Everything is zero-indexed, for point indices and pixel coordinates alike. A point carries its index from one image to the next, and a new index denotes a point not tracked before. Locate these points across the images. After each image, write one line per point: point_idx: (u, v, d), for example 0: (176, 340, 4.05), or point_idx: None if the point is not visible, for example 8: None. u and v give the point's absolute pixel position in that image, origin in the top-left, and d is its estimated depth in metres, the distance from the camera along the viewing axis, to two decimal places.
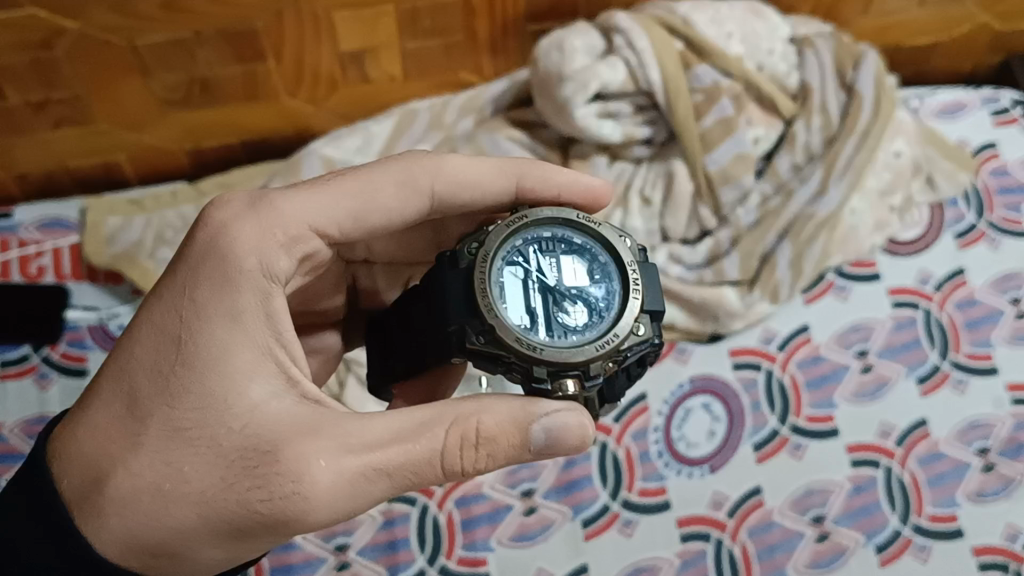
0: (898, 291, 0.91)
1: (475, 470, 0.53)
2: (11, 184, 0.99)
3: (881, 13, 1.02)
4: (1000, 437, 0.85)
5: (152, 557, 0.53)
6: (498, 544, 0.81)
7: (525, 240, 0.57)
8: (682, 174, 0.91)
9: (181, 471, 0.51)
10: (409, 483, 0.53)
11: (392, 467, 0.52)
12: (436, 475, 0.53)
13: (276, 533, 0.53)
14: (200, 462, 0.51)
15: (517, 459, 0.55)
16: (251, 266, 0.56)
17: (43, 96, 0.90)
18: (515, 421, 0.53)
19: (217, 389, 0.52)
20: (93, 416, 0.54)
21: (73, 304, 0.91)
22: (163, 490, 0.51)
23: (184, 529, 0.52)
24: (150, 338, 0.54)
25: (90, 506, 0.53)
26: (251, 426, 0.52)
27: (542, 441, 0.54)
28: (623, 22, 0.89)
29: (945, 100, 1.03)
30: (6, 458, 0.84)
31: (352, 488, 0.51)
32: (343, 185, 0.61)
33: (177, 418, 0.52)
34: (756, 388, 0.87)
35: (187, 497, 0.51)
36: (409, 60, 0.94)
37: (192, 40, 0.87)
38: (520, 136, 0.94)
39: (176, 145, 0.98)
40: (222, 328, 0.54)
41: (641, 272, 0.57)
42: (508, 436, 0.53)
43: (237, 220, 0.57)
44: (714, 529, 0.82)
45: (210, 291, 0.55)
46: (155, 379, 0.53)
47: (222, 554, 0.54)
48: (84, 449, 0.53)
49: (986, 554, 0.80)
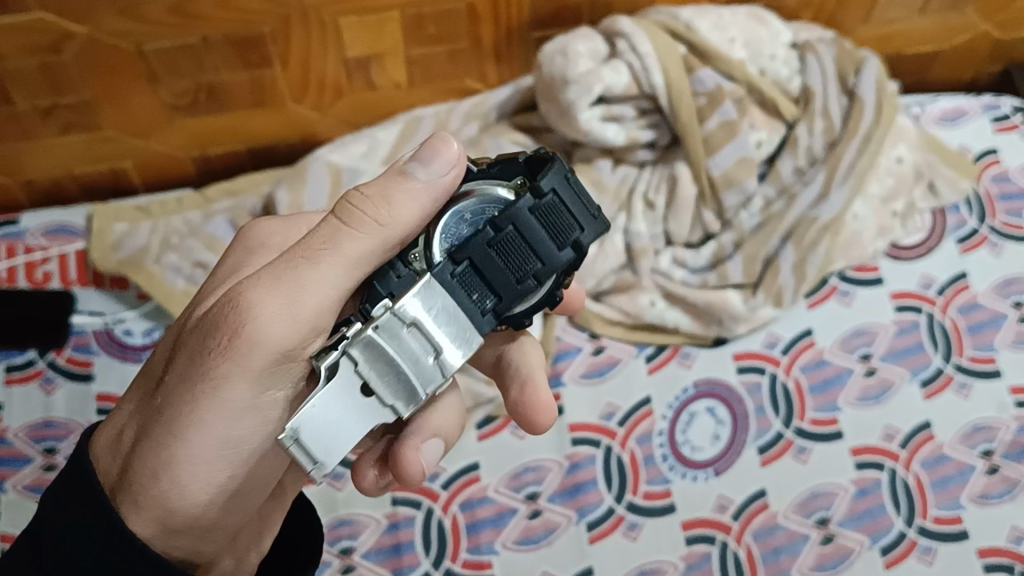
0: (900, 296, 0.92)
1: (376, 220, 0.47)
2: (19, 191, 0.99)
3: (883, 22, 1.03)
4: (1004, 440, 0.85)
5: (154, 478, 0.50)
6: (502, 548, 0.81)
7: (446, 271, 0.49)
8: (685, 177, 0.92)
9: (166, 378, 0.51)
10: (347, 263, 0.48)
11: (304, 245, 0.48)
12: (351, 237, 0.47)
13: (250, 380, 0.49)
14: (180, 356, 0.51)
15: (425, 187, 0.47)
16: (272, 243, 0.62)
17: (51, 102, 0.90)
18: (384, 174, 0.49)
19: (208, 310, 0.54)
20: (128, 396, 0.57)
21: (79, 309, 0.92)
22: (156, 399, 0.52)
23: (170, 414, 0.50)
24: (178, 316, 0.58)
25: (114, 454, 0.53)
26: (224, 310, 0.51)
27: (419, 164, 0.47)
28: (627, 26, 0.90)
29: (946, 107, 1.05)
30: (13, 462, 0.84)
31: (280, 281, 0.48)
32: None
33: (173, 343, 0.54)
34: (760, 392, 0.88)
35: (169, 391, 0.51)
36: (415, 66, 0.95)
37: (199, 46, 0.87)
38: (523, 141, 0.95)
39: (182, 152, 0.99)
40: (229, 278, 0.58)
41: (553, 216, 0.47)
42: (387, 177, 0.48)
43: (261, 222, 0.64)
44: (719, 532, 0.82)
45: (231, 260, 0.61)
46: (170, 336, 0.57)
47: (219, 443, 0.50)
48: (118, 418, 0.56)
49: (991, 555, 0.80)
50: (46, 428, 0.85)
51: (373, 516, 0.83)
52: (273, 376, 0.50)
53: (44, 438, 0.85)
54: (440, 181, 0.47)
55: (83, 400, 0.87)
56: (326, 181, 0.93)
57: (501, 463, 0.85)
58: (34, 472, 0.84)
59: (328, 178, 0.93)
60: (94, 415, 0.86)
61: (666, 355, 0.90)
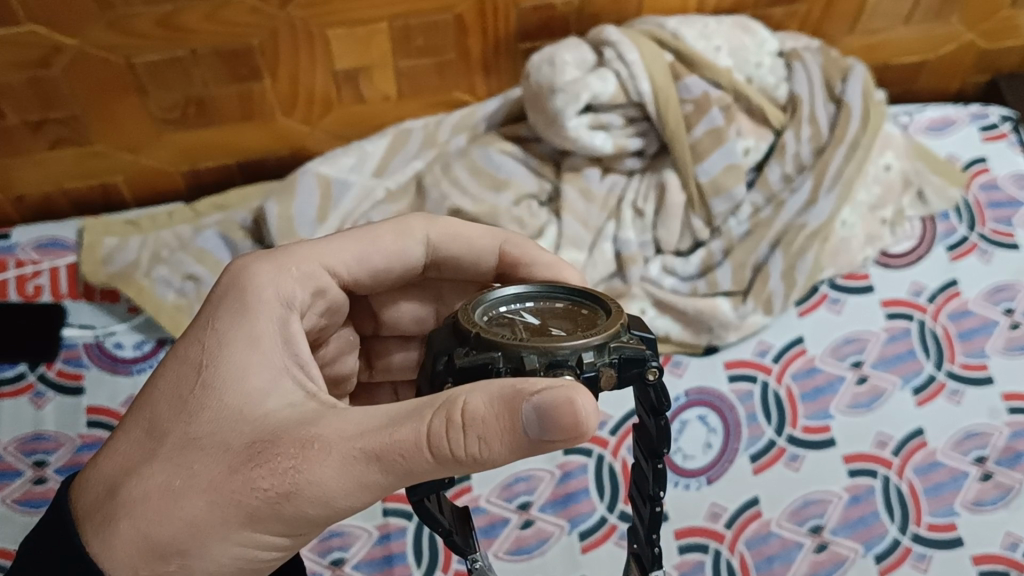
0: (892, 303, 0.92)
1: (468, 458, 0.42)
2: (9, 207, 1.00)
3: (868, 32, 1.04)
4: (997, 447, 0.84)
5: (163, 563, 0.47)
6: (494, 558, 0.80)
7: (512, 308, 0.54)
8: (674, 185, 0.92)
9: (192, 467, 0.47)
10: (405, 471, 0.44)
11: (381, 448, 0.44)
12: (427, 463, 0.43)
13: (287, 524, 0.47)
14: (214, 458, 0.47)
15: (517, 449, 0.42)
16: (268, 294, 0.56)
17: (41, 116, 0.91)
18: (502, 400, 0.42)
19: (233, 403, 0.49)
20: (117, 444, 0.51)
21: (70, 323, 0.92)
22: (173, 487, 0.47)
23: (194, 520, 0.46)
24: (174, 369, 0.52)
25: (102, 515, 0.48)
26: (260, 426, 0.47)
27: (536, 426, 0.41)
28: (613, 35, 0.91)
29: (933, 117, 1.06)
30: (2, 476, 0.83)
31: (348, 473, 0.44)
32: (350, 233, 0.63)
33: (191, 420, 0.49)
34: (752, 400, 0.87)
35: (196, 487, 0.47)
36: (403, 78, 0.96)
37: (188, 59, 0.88)
38: (511, 150, 0.95)
39: (173, 166, 0.99)
40: (241, 351, 0.52)
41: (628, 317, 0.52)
42: (496, 418, 0.42)
43: (255, 263, 0.58)
44: (712, 541, 0.80)
45: (226, 315, 0.54)
46: (174, 392, 0.51)
47: (237, 557, 0.48)
48: (106, 469, 0.50)
49: (987, 563, 0.78)
50: (35, 441, 0.84)
51: (364, 528, 0.82)
52: (302, 526, 0.47)
53: (33, 452, 0.84)
54: (552, 446, 0.42)
55: (73, 414, 0.86)
56: (317, 193, 0.93)
57: (493, 474, 0.85)
58: (24, 485, 0.82)
59: (317, 189, 0.93)
60: (84, 428, 0.85)
61: None
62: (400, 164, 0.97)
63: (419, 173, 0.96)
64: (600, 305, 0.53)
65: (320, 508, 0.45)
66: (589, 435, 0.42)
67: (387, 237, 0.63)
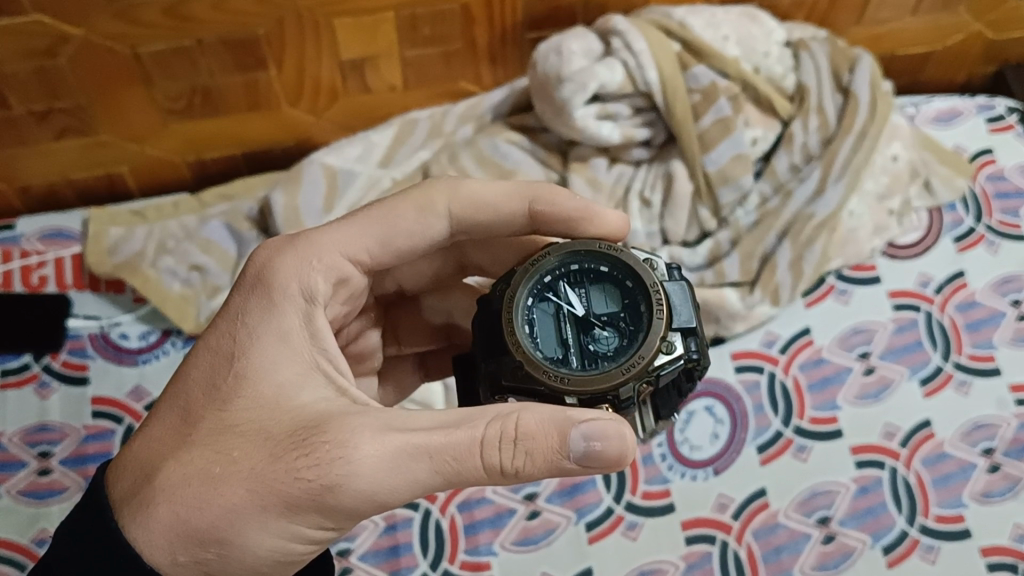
0: (898, 294, 0.92)
1: (514, 470, 0.48)
2: (14, 197, 0.99)
3: (875, 22, 1.03)
4: (1005, 438, 0.84)
5: (202, 548, 0.50)
6: (501, 549, 0.81)
7: (555, 275, 0.58)
8: (681, 175, 0.92)
9: (231, 455, 0.50)
10: (453, 472, 0.48)
11: (435, 447, 0.48)
12: (476, 471, 0.48)
13: (326, 516, 0.49)
14: (255, 448, 0.50)
15: (554, 468, 0.49)
16: (292, 287, 0.56)
17: (47, 106, 0.90)
18: (553, 421, 0.48)
19: (268, 396, 0.52)
20: (151, 428, 0.53)
21: (75, 313, 0.91)
22: (213, 474, 0.50)
23: (233, 508, 0.49)
24: (204, 358, 0.54)
25: (139, 499, 0.51)
26: (298, 416, 0.51)
27: (581, 450, 0.48)
28: (621, 24, 0.90)
29: (940, 107, 1.04)
30: (7, 467, 0.84)
31: (398, 468, 0.48)
32: (369, 215, 0.61)
33: (227, 409, 0.52)
34: (759, 391, 0.87)
35: (236, 474, 0.49)
36: (409, 68, 0.96)
37: (194, 49, 0.88)
38: (519, 140, 0.95)
39: (178, 156, 0.99)
40: (271, 347, 0.54)
41: (668, 292, 0.56)
42: (546, 436, 0.48)
43: (277, 254, 0.57)
44: (719, 531, 0.81)
45: (254, 308, 0.55)
46: (207, 381, 0.53)
47: (273, 548, 0.50)
48: (140, 453, 0.52)
49: (994, 554, 0.80)
50: (41, 432, 0.85)
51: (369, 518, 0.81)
52: (341, 519, 0.50)
53: (40, 443, 0.85)
54: (589, 468, 0.49)
55: (79, 405, 0.86)
56: (324, 184, 0.93)
57: None
58: (28, 476, 0.84)
59: (324, 180, 0.93)
60: (89, 419, 0.86)
61: None
62: (407, 155, 0.96)
63: (426, 163, 0.96)
64: (641, 279, 0.56)
65: (361, 502, 0.48)
66: (621, 467, 0.49)
67: (407, 215, 0.62)
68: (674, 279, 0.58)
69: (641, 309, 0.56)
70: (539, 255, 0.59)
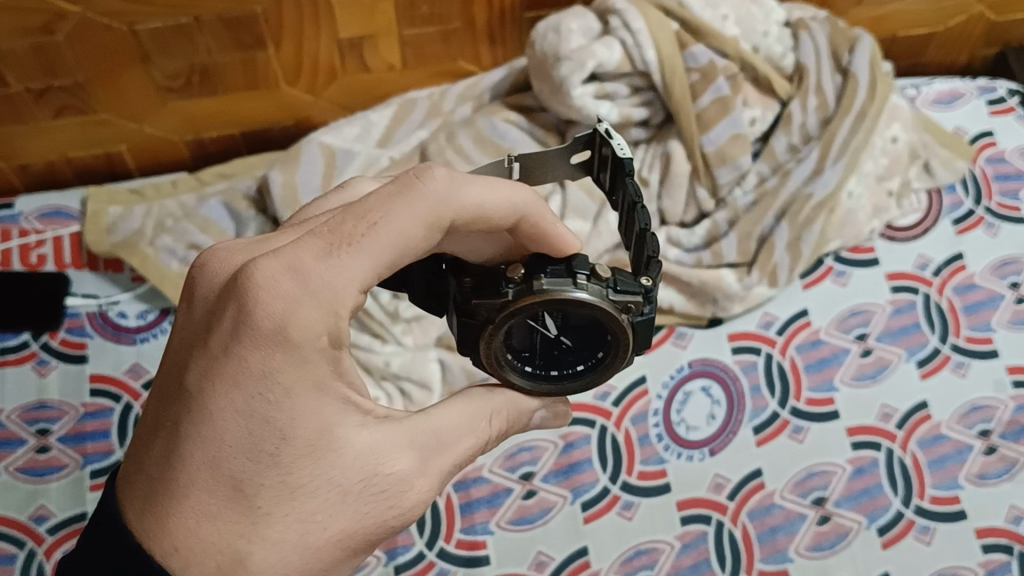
0: (897, 276, 0.91)
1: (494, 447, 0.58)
2: (13, 176, 0.99)
3: (876, 4, 1.03)
4: (1001, 421, 0.84)
5: None
6: (497, 528, 0.81)
7: (542, 307, 0.53)
8: (679, 155, 0.91)
9: (308, 515, 0.45)
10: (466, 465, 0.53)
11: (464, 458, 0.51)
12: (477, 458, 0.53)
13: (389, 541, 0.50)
14: (329, 504, 0.45)
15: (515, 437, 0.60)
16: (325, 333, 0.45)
17: (44, 84, 0.90)
18: (519, 405, 0.58)
19: (320, 448, 0.45)
20: (193, 512, 0.44)
21: (74, 292, 0.91)
22: (306, 545, 0.45)
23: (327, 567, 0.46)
24: (238, 427, 0.44)
25: None
26: (363, 461, 0.46)
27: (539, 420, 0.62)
28: (618, 4, 0.89)
29: (942, 89, 1.03)
30: (5, 444, 0.84)
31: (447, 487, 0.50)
32: (375, 233, 0.46)
33: (287, 469, 0.44)
34: (756, 371, 0.87)
35: (327, 539, 0.45)
36: (408, 47, 0.95)
37: (192, 26, 0.87)
38: (516, 119, 0.95)
39: (177, 135, 0.99)
40: (318, 399, 0.45)
41: (633, 336, 0.56)
42: (520, 420, 0.58)
43: (295, 298, 0.45)
44: (714, 512, 0.82)
45: (288, 364, 0.44)
46: (249, 447, 0.44)
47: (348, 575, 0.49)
48: (192, 550, 0.43)
49: (989, 536, 0.80)
50: (39, 410, 0.85)
51: None
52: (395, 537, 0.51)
53: (38, 420, 0.85)
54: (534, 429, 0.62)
55: (78, 383, 0.87)
56: (321, 165, 0.93)
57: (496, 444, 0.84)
58: (26, 454, 0.84)
59: (321, 160, 0.93)
60: (87, 397, 0.86)
61: (661, 335, 0.89)
62: (404, 135, 0.96)
63: (423, 143, 0.96)
64: (613, 327, 0.54)
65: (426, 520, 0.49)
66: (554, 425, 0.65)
67: (419, 233, 0.48)
68: (645, 313, 0.55)
69: (605, 340, 0.56)
70: (536, 291, 0.52)
